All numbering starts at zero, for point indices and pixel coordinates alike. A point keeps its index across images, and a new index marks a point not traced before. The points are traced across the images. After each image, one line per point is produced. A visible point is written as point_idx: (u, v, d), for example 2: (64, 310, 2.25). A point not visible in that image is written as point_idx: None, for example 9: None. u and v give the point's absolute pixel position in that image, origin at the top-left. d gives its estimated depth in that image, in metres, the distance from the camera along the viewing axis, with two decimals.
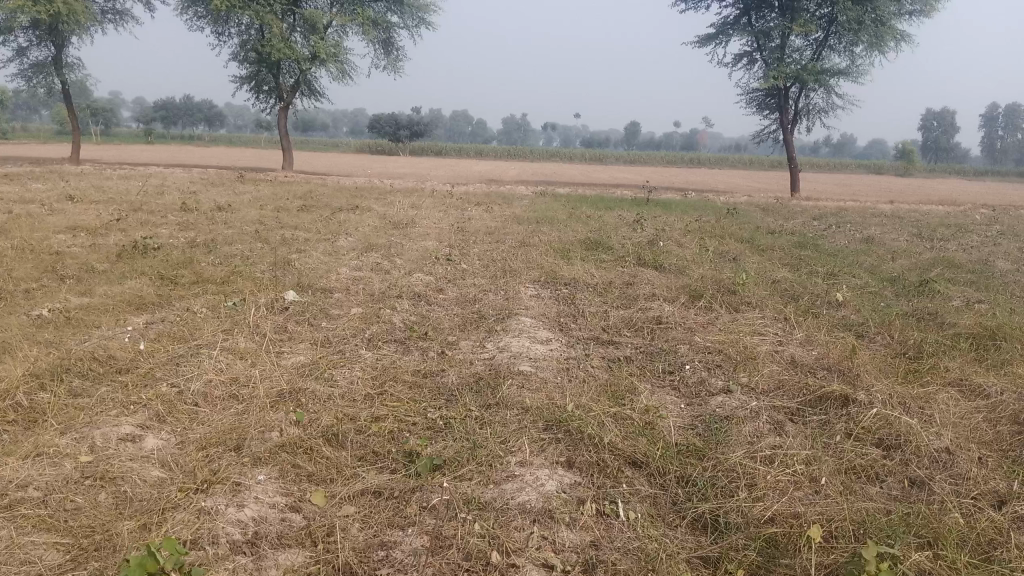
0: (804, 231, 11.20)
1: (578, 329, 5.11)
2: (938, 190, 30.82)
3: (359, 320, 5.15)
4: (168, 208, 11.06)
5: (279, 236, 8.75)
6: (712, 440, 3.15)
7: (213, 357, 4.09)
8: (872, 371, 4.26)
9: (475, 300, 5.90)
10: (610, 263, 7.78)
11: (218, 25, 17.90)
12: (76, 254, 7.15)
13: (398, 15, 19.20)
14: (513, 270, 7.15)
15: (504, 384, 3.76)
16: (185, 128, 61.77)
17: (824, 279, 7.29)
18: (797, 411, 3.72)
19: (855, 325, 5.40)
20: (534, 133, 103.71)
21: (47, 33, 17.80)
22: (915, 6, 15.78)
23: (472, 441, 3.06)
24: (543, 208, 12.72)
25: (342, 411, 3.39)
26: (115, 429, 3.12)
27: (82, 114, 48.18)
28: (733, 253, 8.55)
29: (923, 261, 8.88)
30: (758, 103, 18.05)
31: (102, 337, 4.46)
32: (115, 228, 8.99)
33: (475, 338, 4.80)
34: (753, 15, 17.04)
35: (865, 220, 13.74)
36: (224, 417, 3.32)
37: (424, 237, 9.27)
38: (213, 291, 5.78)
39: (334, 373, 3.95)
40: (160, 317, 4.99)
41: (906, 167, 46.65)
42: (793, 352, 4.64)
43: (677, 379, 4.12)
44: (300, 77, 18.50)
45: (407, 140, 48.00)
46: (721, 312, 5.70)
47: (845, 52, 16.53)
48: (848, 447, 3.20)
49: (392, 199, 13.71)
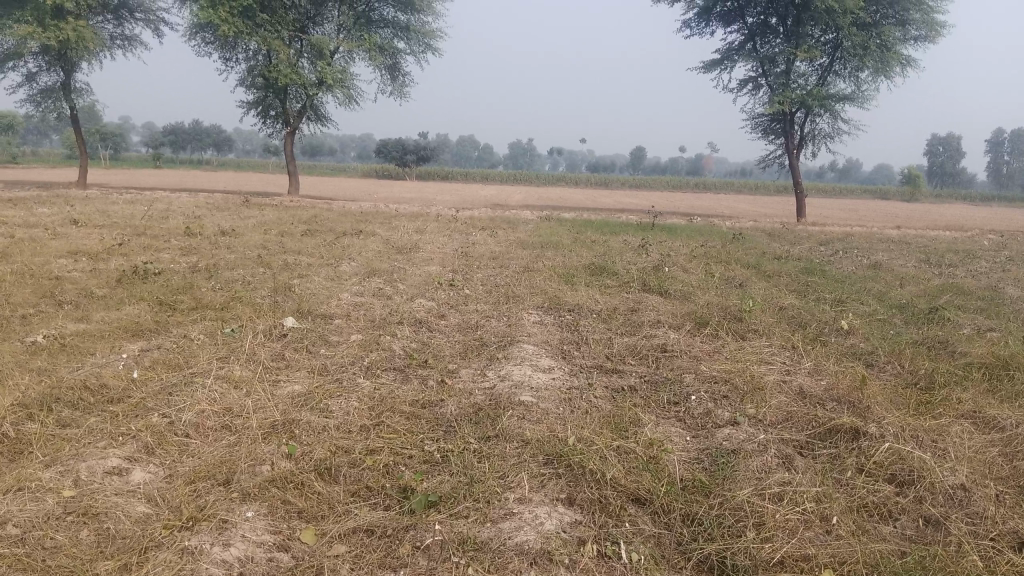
0: (811, 257, 11.11)
1: (581, 357, 5.01)
2: (945, 215, 30.74)
3: (358, 347, 5.06)
4: (171, 232, 11.05)
5: (282, 261, 8.70)
6: (718, 476, 3.04)
7: (208, 385, 4.00)
8: (883, 403, 4.15)
9: (477, 326, 5.82)
10: (615, 288, 7.70)
11: (226, 50, 18.02)
12: (76, 279, 7.10)
13: (405, 41, 19.30)
14: (516, 296, 7.08)
15: (504, 415, 3.66)
16: (194, 153, 62.19)
17: (832, 305, 7.19)
18: (806, 444, 3.61)
19: (864, 354, 5.30)
20: (539, 158, 104.19)
21: (56, 59, 17.94)
22: (920, 32, 15.78)
23: (469, 476, 2.96)
24: (548, 232, 12.68)
25: (336, 443, 3.30)
26: (101, 462, 3.02)
27: (92, 138, 48.57)
28: (740, 279, 8.46)
29: (931, 287, 8.78)
30: (764, 128, 18.03)
31: (95, 365, 4.38)
32: (117, 253, 8.95)
33: (475, 366, 4.71)
34: (758, 40, 17.06)
35: (872, 245, 13.64)
36: (215, 449, 3.22)
37: (427, 262, 9.22)
38: (212, 316, 5.71)
39: (330, 402, 3.86)
40: (156, 344, 4.91)
41: (912, 192, 46.61)
42: (801, 382, 4.53)
43: (682, 410, 4.02)
44: (306, 102, 18.58)
45: (414, 164, 48.18)
46: (727, 340, 5.60)
47: (850, 77, 16.53)
48: (860, 483, 3.08)
49: (396, 223, 13.70)
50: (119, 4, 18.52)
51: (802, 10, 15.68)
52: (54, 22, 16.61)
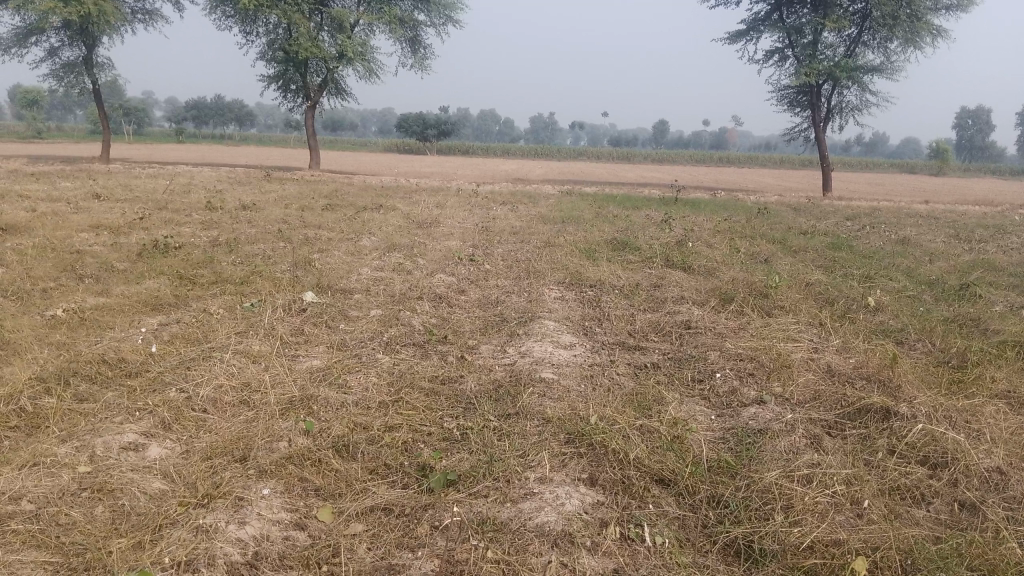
0: (836, 232, 10.91)
1: (603, 334, 4.93)
2: (975, 189, 30.16)
3: (378, 322, 5.01)
4: (193, 206, 11.04)
5: (302, 235, 8.66)
6: (744, 457, 2.96)
7: (225, 360, 3.96)
8: (914, 382, 4.04)
9: (498, 302, 5.75)
10: (637, 264, 7.59)
11: (247, 24, 17.92)
12: (97, 253, 7.11)
13: (425, 13, 19.07)
14: (537, 271, 6.98)
15: (525, 392, 3.59)
16: (216, 128, 62.37)
17: (860, 282, 7.04)
18: (834, 425, 3.51)
19: (894, 331, 5.17)
20: (562, 132, 103.46)
21: (78, 33, 17.94)
22: (952, 1, 15.34)
23: (489, 455, 2.90)
24: (569, 207, 12.54)
25: (355, 419, 3.24)
26: (117, 437, 3.00)
27: (115, 114, 48.83)
28: (765, 255, 8.31)
29: (962, 262, 8.58)
30: (790, 100, 17.70)
31: (114, 339, 4.36)
32: (138, 227, 8.94)
33: (496, 342, 4.64)
34: (784, 11, 16.68)
35: (901, 220, 13.39)
36: (232, 425, 3.19)
37: (448, 237, 9.14)
38: (231, 291, 5.68)
39: (349, 378, 3.81)
40: (175, 318, 4.88)
41: (941, 166, 45.73)
42: (830, 360, 4.42)
43: (707, 389, 3.93)
44: (327, 75, 18.47)
45: (435, 139, 47.96)
46: (753, 317, 5.48)
47: (879, 48, 16.15)
48: (892, 465, 2.99)
49: (417, 198, 13.61)
50: None
51: None
52: None
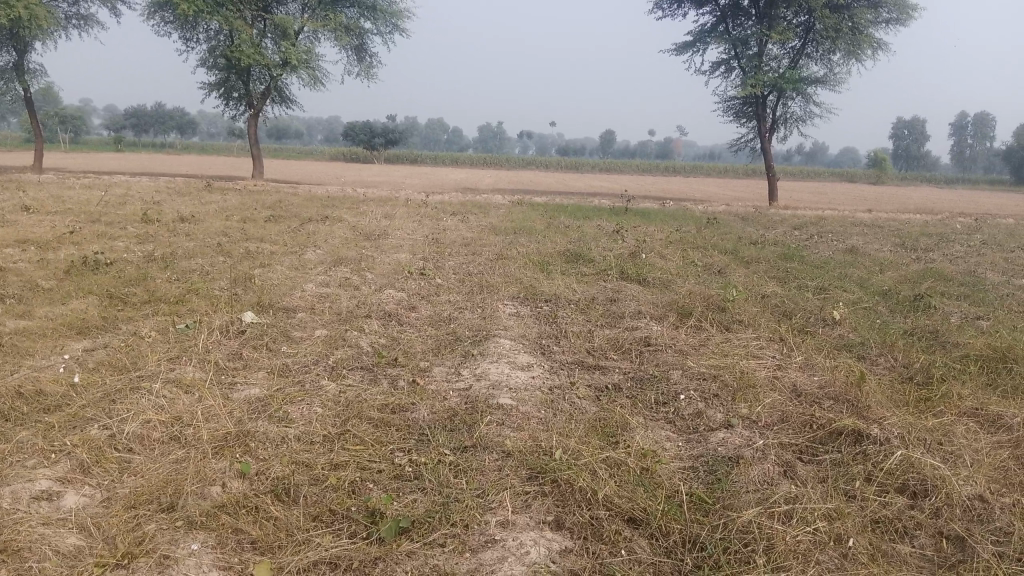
0: (787, 241, 10.93)
1: (561, 353, 4.73)
2: (913, 198, 30.86)
3: (323, 343, 4.73)
4: (128, 219, 10.56)
5: (243, 249, 8.29)
6: (717, 490, 2.78)
7: (155, 391, 3.64)
8: (881, 401, 3.92)
9: (450, 319, 5.50)
10: (592, 277, 7.41)
11: (186, 30, 17.38)
12: (21, 270, 6.67)
13: (371, 21, 18.75)
14: (490, 285, 6.76)
15: (482, 421, 3.36)
16: (156, 136, 60.83)
17: (815, 293, 6.98)
18: (806, 449, 3.37)
19: (856, 346, 5.07)
20: (509, 141, 103.68)
21: (8, 38, 17.17)
22: (892, 14, 15.59)
23: (445, 496, 2.67)
24: (520, 217, 12.36)
25: (297, 457, 2.98)
26: (28, 486, 2.67)
27: (50, 121, 47.31)
28: (719, 266, 8.22)
29: (912, 272, 8.62)
30: (736, 111, 17.84)
31: (33, 368, 4.00)
32: (67, 241, 8.46)
33: (449, 364, 4.40)
34: (729, 22, 16.80)
35: (847, 229, 13.52)
36: (161, 467, 2.89)
37: (397, 250, 8.86)
38: (165, 311, 5.32)
39: (291, 408, 3.53)
40: (103, 343, 4.53)
41: (879, 175, 46.85)
42: (794, 378, 4.29)
43: (672, 411, 3.75)
44: (270, 83, 18.02)
45: (383, 147, 47.49)
46: (712, 332, 5.35)
47: (822, 60, 16.38)
48: (871, 497, 2.84)
49: (364, 208, 13.29)
50: None
51: None
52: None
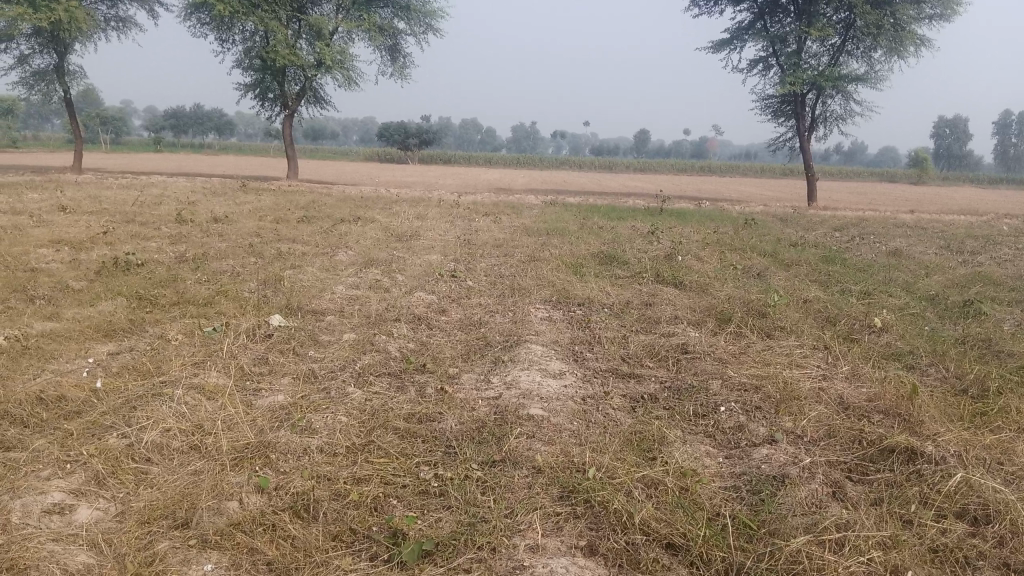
0: (828, 243, 10.63)
1: (595, 360, 4.55)
2: (955, 198, 30.13)
3: (350, 348, 4.61)
4: (163, 219, 10.60)
5: (274, 250, 8.24)
6: (762, 513, 2.61)
7: (176, 397, 3.55)
8: (935, 416, 3.70)
9: (480, 323, 5.36)
10: (626, 280, 7.22)
11: (222, 31, 17.47)
12: (53, 271, 6.67)
13: (405, 21, 18.70)
14: (522, 288, 6.61)
15: (512, 433, 3.21)
16: (195, 136, 61.62)
17: (859, 298, 6.73)
18: (856, 468, 3.17)
19: (904, 355, 4.84)
20: (543, 142, 103.55)
21: (49, 40, 17.41)
22: (936, 10, 15.14)
23: (471, 516, 2.53)
24: (553, 218, 12.21)
25: (319, 470, 2.86)
26: (40, 499, 2.58)
27: (92, 123, 48.10)
28: (758, 269, 7.99)
29: (960, 276, 8.29)
30: (774, 110, 17.49)
31: (57, 372, 3.93)
32: (101, 242, 8.48)
33: (479, 371, 4.26)
34: (768, 19, 16.45)
35: (889, 231, 13.15)
36: (178, 479, 2.79)
37: (428, 251, 8.76)
38: (192, 314, 5.26)
39: (314, 417, 3.41)
40: (129, 347, 4.47)
41: (921, 175, 45.89)
42: (841, 389, 4.08)
43: (712, 424, 3.56)
44: (305, 83, 18.06)
45: (417, 148, 47.59)
46: (753, 339, 5.14)
47: (863, 57, 15.97)
48: (929, 521, 2.65)
49: (397, 208, 13.22)
50: None
51: None
52: (45, 2, 16.06)
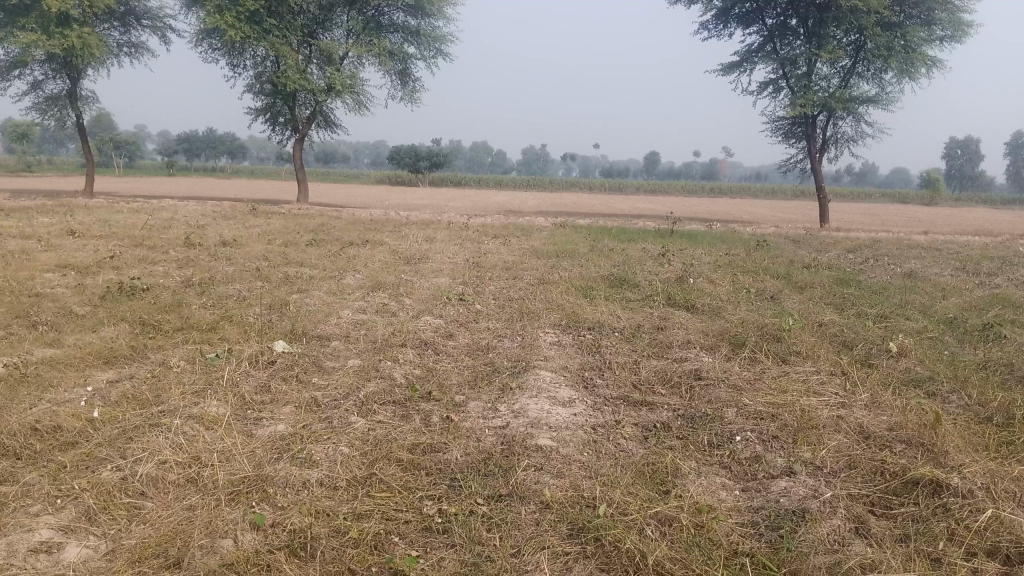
0: (842, 265, 10.49)
1: (605, 387, 4.43)
2: (967, 219, 29.91)
3: (355, 375, 4.51)
4: (171, 243, 10.58)
5: (282, 274, 8.16)
6: (782, 552, 2.49)
7: (174, 427, 3.45)
8: (960, 445, 3.55)
9: (488, 348, 5.26)
10: (637, 303, 7.11)
11: (234, 56, 17.58)
12: (58, 296, 6.61)
13: (415, 46, 18.76)
14: (531, 312, 6.51)
15: (519, 465, 3.09)
16: (207, 160, 62.07)
17: (875, 321, 6.59)
18: (878, 502, 3.04)
19: (925, 381, 4.69)
20: (553, 164, 103.89)
21: (62, 66, 17.55)
22: (946, 32, 15.07)
23: (476, 555, 2.42)
24: (563, 240, 12.13)
25: (318, 505, 2.75)
26: (27, 536, 2.48)
27: (106, 148, 48.52)
28: (772, 292, 7.86)
29: (977, 299, 8.13)
30: (784, 131, 17.42)
31: (54, 401, 3.84)
32: (108, 266, 8.43)
33: (486, 398, 4.15)
34: (777, 41, 16.41)
35: (903, 252, 13.00)
36: (171, 515, 2.68)
37: (437, 274, 8.68)
38: (196, 340, 5.17)
39: (314, 448, 3.30)
40: (129, 374, 4.38)
41: (933, 196, 45.64)
42: (860, 418, 3.94)
43: (728, 455, 3.43)
44: (315, 108, 18.13)
45: (427, 171, 47.75)
46: (768, 364, 5.01)
47: (874, 78, 15.90)
48: (959, 561, 2.51)
49: (406, 231, 13.17)
50: (126, 11, 18.13)
51: (824, 10, 15.03)
52: (59, 29, 16.21)
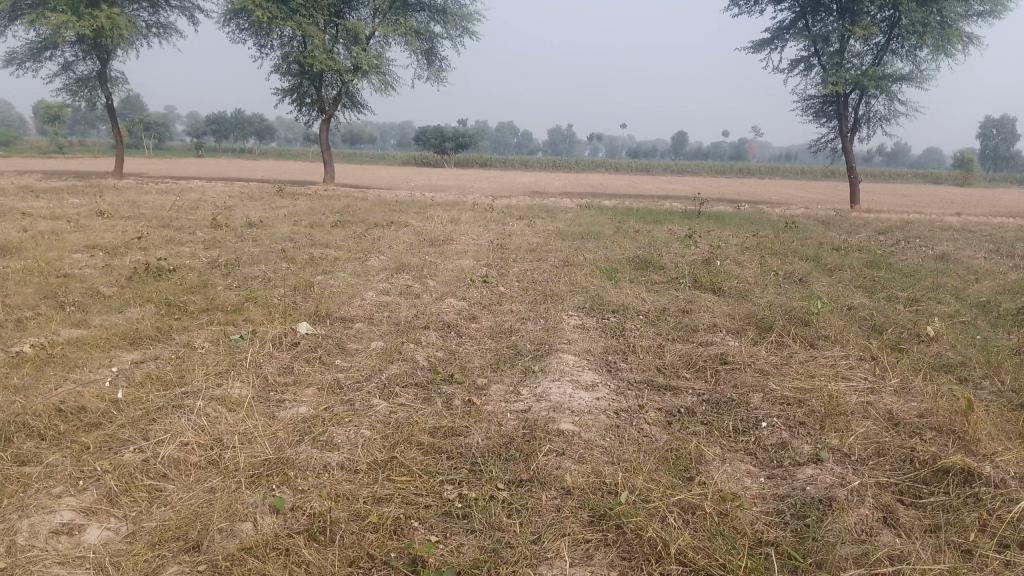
0: (872, 247, 10.32)
1: (629, 371, 4.38)
2: (1002, 200, 29.32)
3: (378, 357, 4.50)
4: (198, 224, 10.63)
5: (306, 256, 8.17)
6: (806, 542, 2.43)
7: (198, 409, 3.46)
8: (993, 434, 3.46)
9: (512, 331, 5.22)
10: (663, 286, 7.03)
11: (260, 37, 17.57)
12: (86, 277, 6.67)
13: (441, 25, 18.64)
14: (555, 294, 6.46)
15: (540, 450, 3.05)
16: (235, 141, 62.44)
17: (906, 305, 6.46)
18: (908, 490, 2.97)
19: (957, 367, 4.59)
20: (580, 145, 103.36)
21: (91, 48, 17.68)
22: (984, 7, 14.66)
23: (496, 542, 2.40)
24: (588, 221, 12.04)
25: (338, 489, 2.74)
26: (48, 518, 2.50)
27: (135, 129, 48.92)
28: (800, 274, 7.73)
29: (1012, 282, 7.95)
30: (815, 110, 17.12)
31: (79, 382, 3.87)
32: (136, 247, 8.49)
33: (508, 382, 4.11)
34: (809, 18, 16.07)
35: (935, 234, 12.77)
36: (193, 497, 2.69)
37: (461, 256, 8.64)
38: (220, 321, 5.19)
39: (335, 431, 3.28)
40: (154, 354, 4.41)
41: (966, 176, 44.76)
42: (889, 404, 3.85)
43: (753, 441, 3.37)
44: (342, 88, 18.11)
45: (453, 151, 47.62)
46: (795, 348, 4.93)
47: (908, 56, 15.56)
48: (991, 553, 2.45)
49: (431, 212, 13.14)
50: None
51: None
52: (87, 10, 16.31)
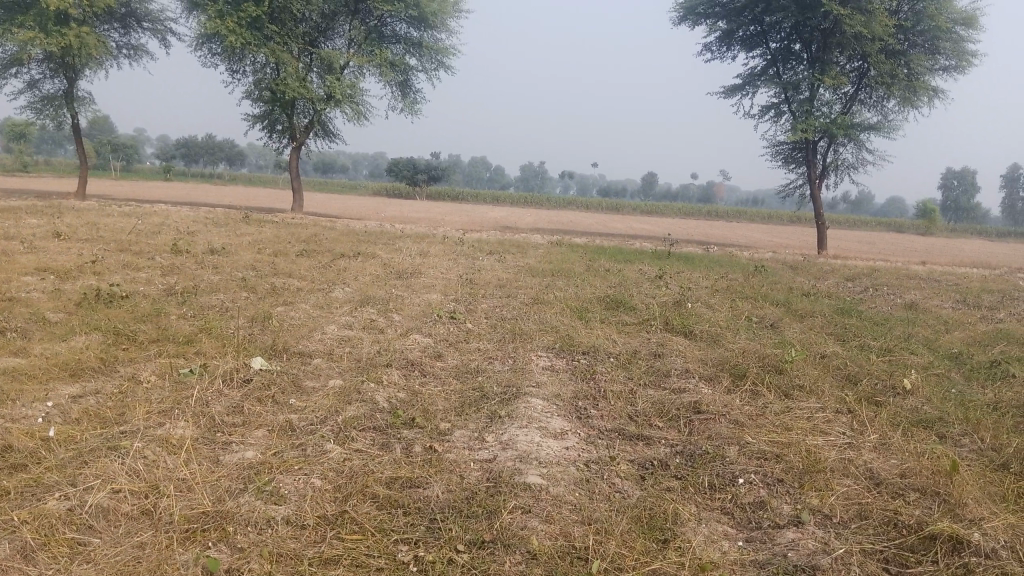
0: (841, 294, 10.29)
1: (600, 419, 4.17)
2: (963, 251, 29.84)
3: (335, 397, 4.25)
4: (159, 249, 10.30)
5: (269, 285, 7.90)
6: None
7: (134, 451, 3.19)
8: (979, 496, 3.31)
9: (477, 372, 5.00)
10: (634, 328, 6.88)
11: (233, 62, 17.38)
12: (32, 301, 6.35)
13: (417, 58, 18.58)
14: (524, 333, 6.27)
15: (505, 507, 2.83)
16: (205, 166, 61.76)
17: (879, 355, 6.36)
18: (894, 558, 2.79)
19: (934, 423, 4.44)
20: (552, 182, 104.14)
21: (59, 66, 17.34)
22: (950, 61, 14.96)
23: None
24: (558, 258, 11.92)
25: (282, 548, 2.49)
26: None
27: (104, 150, 48.19)
28: (772, 320, 7.63)
29: (982, 333, 7.91)
30: (785, 157, 17.28)
31: (8, 417, 3.58)
32: (90, 271, 8.14)
33: (473, 427, 3.88)
34: (781, 66, 16.29)
35: (903, 282, 12.82)
36: (118, 554, 2.43)
37: (428, 290, 8.44)
38: (169, 353, 4.91)
39: (282, 480, 3.03)
40: (95, 388, 4.11)
41: (929, 227, 45.60)
42: (870, 462, 3.69)
43: (730, 500, 3.18)
44: (313, 117, 17.94)
45: (425, 184, 47.28)
46: (770, 398, 4.76)
47: (876, 106, 15.78)
48: None
49: (400, 244, 12.94)
50: (126, 13, 17.91)
51: (828, 35, 14.90)
52: (57, 27, 16.00)
